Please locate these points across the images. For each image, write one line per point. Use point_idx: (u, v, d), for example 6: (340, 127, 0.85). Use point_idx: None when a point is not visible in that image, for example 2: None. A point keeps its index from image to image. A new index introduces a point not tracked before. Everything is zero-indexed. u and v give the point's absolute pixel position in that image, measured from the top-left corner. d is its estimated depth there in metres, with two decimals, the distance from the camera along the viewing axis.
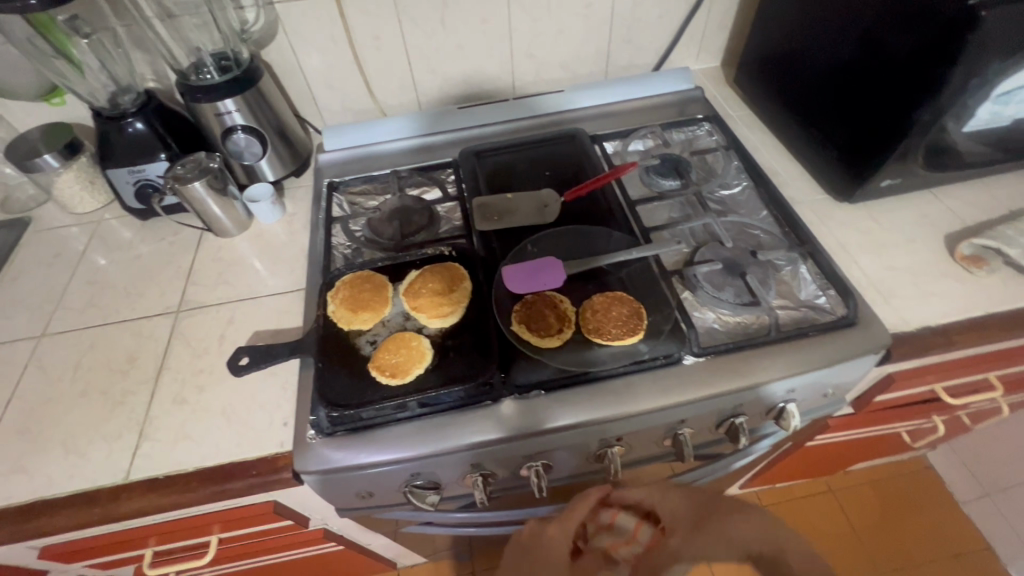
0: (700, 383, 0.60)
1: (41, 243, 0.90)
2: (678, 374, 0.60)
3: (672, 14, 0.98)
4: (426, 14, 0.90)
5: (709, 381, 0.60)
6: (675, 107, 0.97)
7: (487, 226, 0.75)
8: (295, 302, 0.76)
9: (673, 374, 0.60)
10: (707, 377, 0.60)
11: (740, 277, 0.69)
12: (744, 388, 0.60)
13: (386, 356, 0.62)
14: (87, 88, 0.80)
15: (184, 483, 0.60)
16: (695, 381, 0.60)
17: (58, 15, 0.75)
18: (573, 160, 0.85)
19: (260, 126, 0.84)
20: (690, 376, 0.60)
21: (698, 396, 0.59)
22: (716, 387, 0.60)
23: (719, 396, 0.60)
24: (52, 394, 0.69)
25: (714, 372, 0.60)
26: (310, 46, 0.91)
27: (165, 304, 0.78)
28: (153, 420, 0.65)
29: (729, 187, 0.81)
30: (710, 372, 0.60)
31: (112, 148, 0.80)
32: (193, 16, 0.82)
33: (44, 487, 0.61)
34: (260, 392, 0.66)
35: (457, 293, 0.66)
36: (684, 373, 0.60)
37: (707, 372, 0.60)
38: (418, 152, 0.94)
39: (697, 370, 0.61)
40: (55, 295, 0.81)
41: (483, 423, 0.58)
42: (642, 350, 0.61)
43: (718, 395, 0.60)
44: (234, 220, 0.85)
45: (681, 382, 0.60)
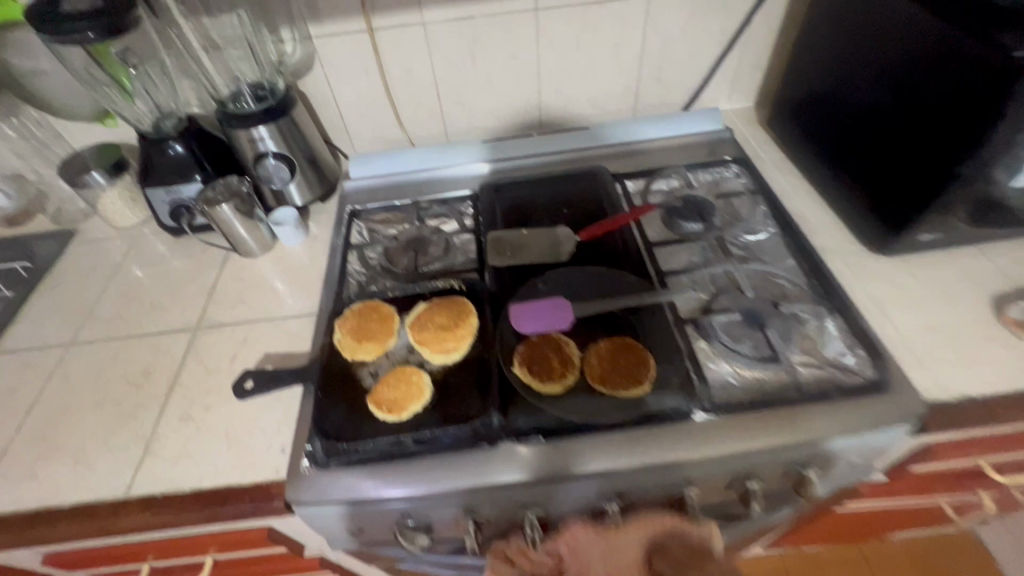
0: (709, 440, 0.56)
1: (82, 254, 0.95)
2: (684, 428, 0.57)
3: (702, 55, 0.97)
4: (456, 50, 0.92)
5: (718, 441, 0.56)
6: (703, 147, 0.95)
7: (499, 261, 0.74)
8: (307, 327, 0.76)
9: (681, 431, 0.57)
10: (720, 435, 0.57)
11: (759, 329, 0.65)
12: (755, 448, 0.57)
13: (385, 391, 0.61)
14: (134, 113, 0.86)
15: (179, 503, 0.61)
16: (705, 439, 0.56)
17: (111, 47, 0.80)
18: (592, 197, 0.84)
19: (291, 152, 0.87)
20: (699, 434, 0.57)
21: (706, 452, 0.56)
22: (726, 445, 0.56)
23: (730, 454, 0.56)
24: (72, 402, 0.72)
25: (726, 431, 0.57)
26: (345, 78, 0.94)
27: (185, 320, 0.81)
28: (159, 436, 0.67)
29: (754, 233, 0.78)
30: (720, 430, 0.57)
31: (153, 169, 0.84)
32: (236, 49, 0.88)
33: (50, 494, 0.63)
34: (262, 416, 0.66)
35: (462, 329, 0.65)
36: (692, 428, 0.57)
37: (718, 430, 0.57)
38: (440, 183, 0.94)
39: (705, 427, 0.57)
40: (88, 305, 0.85)
41: (477, 467, 0.56)
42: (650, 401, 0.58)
43: (729, 454, 0.56)
44: (258, 241, 0.88)
45: (688, 440, 0.56)
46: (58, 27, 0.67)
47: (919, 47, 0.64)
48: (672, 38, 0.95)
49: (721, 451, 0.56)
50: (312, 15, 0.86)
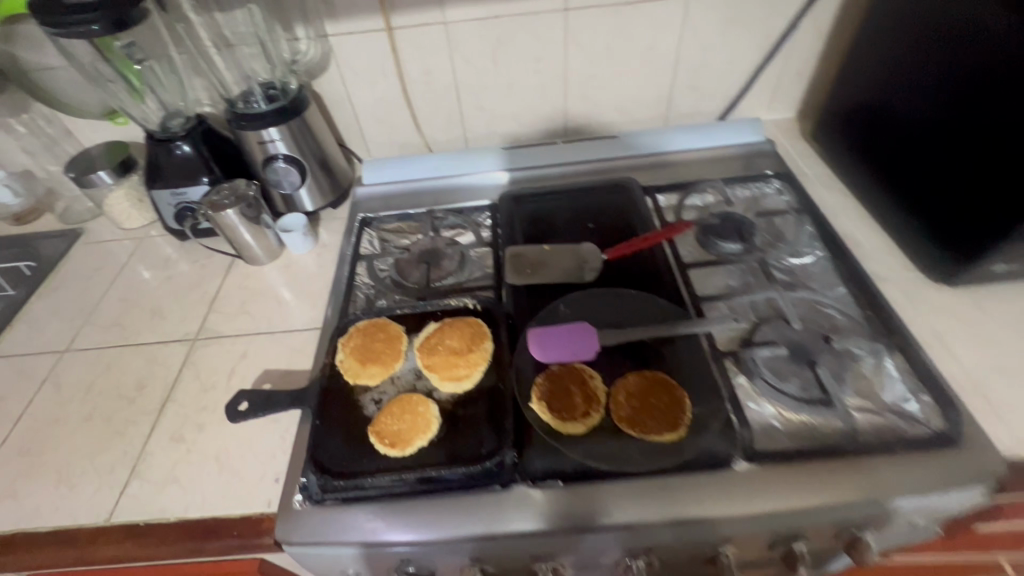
0: (751, 494, 0.49)
1: (86, 255, 0.91)
2: (723, 478, 0.50)
3: (742, 61, 0.91)
4: (479, 52, 0.87)
5: (761, 496, 0.49)
6: (741, 160, 0.88)
7: (518, 279, 0.68)
8: (310, 342, 0.71)
9: (719, 483, 0.50)
10: (763, 489, 0.50)
11: (808, 366, 0.58)
12: (806, 506, 0.49)
13: (387, 421, 0.55)
14: (142, 112, 0.83)
15: (162, 534, 0.56)
16: (746, 492, 0.50)
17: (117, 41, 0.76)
18: (620, 212, 0.78)
19: (302, 156, 0.83)
20: (739, 486, 0.50)
21: (748, 509, 0.49)
22: (772, 502, 0.49)
23: (775, 512, 0.49)
24: (61, 415, 0.68)
25: (771, 485, 0.50)
26: (361, 79, 0.90)
27: (184, 330, 0.76)
28: (147, 457, 0.62)
29: (798, 256, 0.71)
30: (763, 483, 0.50)
31: (160, 170, 0.81)
32: (249, 46, 0.84)
33: (30, 516, 0.59)
34: (256, 440, 0.61)
35: (475, 354, 0.59)
36: (732, 479, 0.50)
37: (761, 483, 0.50)
38: (457, 191, 0.88)
39: (746, 478, 0.50)
40: (87, 310, 0.82)
41: (487, 513, 0.50)
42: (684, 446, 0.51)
43: (774, 512, 0.49)
44: (264, 248, 0.83)
45: (727, 493, 0.50)
46: (61, 20, 0.64)
47: (995, 52, 0.58)
48: (710, 42, 0.88)
49: (765, 508, 0.49)
50: (328, 12, 0.81)
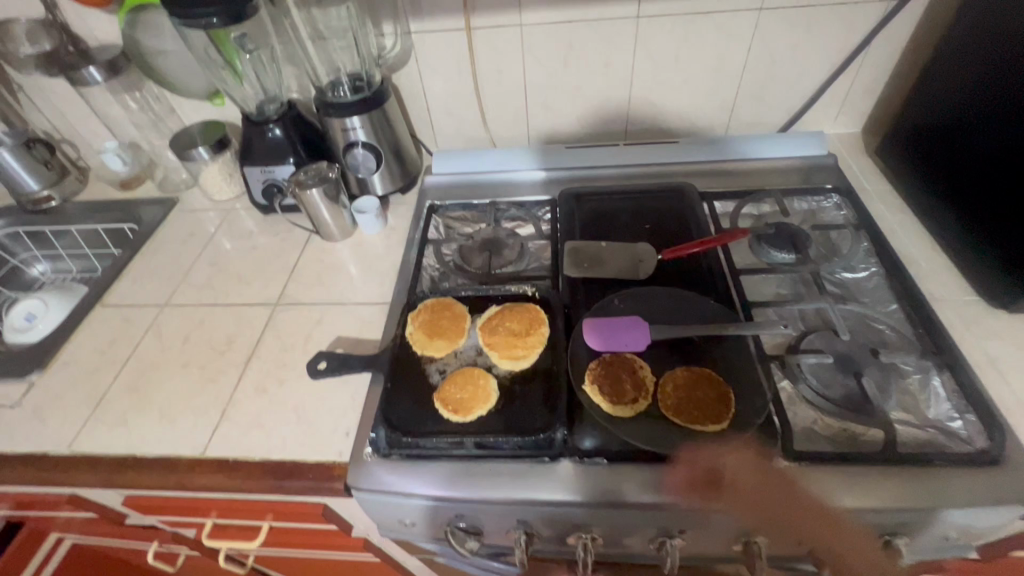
0: (776, 493, 0.53)
1: (181, 222, 1.02)
2: (755, 473, 0.53)
3: (809, 74, 0.92)
4: (551, 54, 0.92)
5: (785, 499, 0.53)
6: (800, 173, 0.89)
7: (575, 271, 0.72)
8: (379, 315, 0.78)
9: (751, 477, 0.53)
10: (790, 493, 0.53)
11: (854, 376, 0.60)
12: (828, 512, 0.52)
13: (452, 390, 0.61)
14: (242, 95, 0.92)
15: (248, 471, 0.64)
16: (774, 492, 0.53)
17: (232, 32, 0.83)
18: (677, 216, 0.81)
19: (379, 143, 0.90)
20: (768, 486, 0.53)
21: (770, 508, 0.53)
22: (795, 505, 0.52)
23: (797, 513, 0.53)
24: (163, 360, 0.77)
25: (799, 492, 0.53)
26: (436, 74, 0.96)
27: (267, 295, 0.85)
28: (235, 403, 0.70)
29: (852, 271, 0.72)
30: (791, 484, 0.53)
31: (253, 148, 0.90)
32: (340, 40, 0.89)
33: (138, 444, 0.68)
34: (331, 398, 0.68)
35: (532, 337, 0.64)
36: (763, 472, 0.53)
37: (790, 486, 0.53)
38: (518, 186, 0.93)
39: (775, 476, 0.53)
40: (182, 270, 0.92)
41: (536, 481, 0.55)
42: (722, 441, 0.55)
43: (797, 514, 0.53)
44: (339, 225, 0.91)
45: (755, 488, 0.53)
46: (188, 12, 0.73)
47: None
48: (780, 54, 0.89)
49: (787, 509, 0.53)
50: (415, 11, 0.88)
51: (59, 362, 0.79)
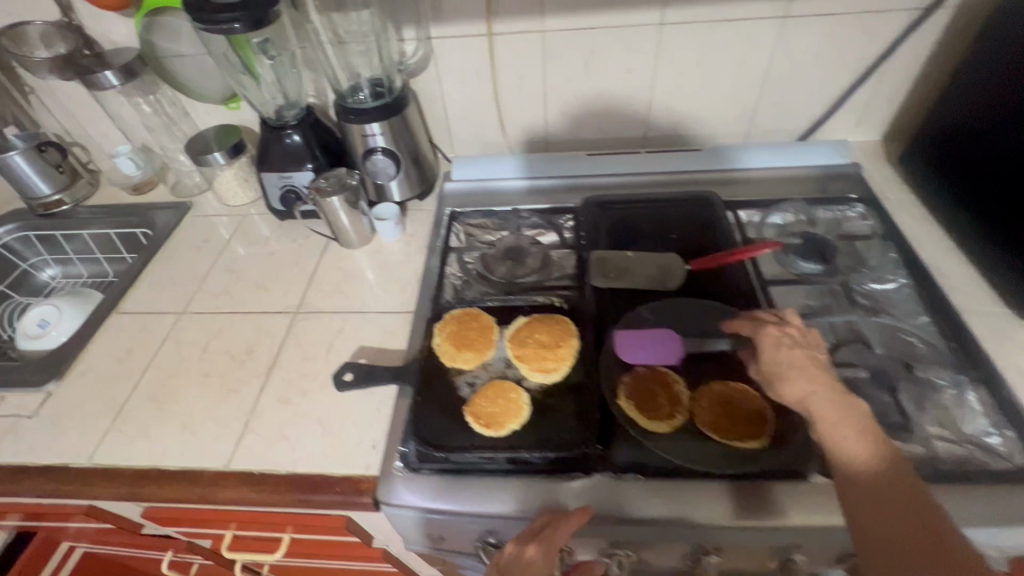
0: (792, 369, 0.50)
1: (195, 227, 1.00)
2: (787, 351, 0.51)
3: (832, 82, 0.91)
4: (571, 61, 0.91)
5: (804, 378, 0.49)
6: (824, 182, 0.88)
7: (603, 282, 0.71)
8: (401, 324, 0.77)
9: (779, 359, 0.51)
10: (818, 376, 0.49)
11: (889, 391, 0.59)
12: (835, 406, 0.48)
13: (483, 404, 0.60)
14: (260, 99, 0.90)
15: (274, 484, 0.63)
16: (794, 368, 0.50)
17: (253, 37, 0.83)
18: (702, 225, 0.80)
19: (398, 149, 0.89)
20: (794, 362, 0.51)
21: (784, 382, 0.50)
22: (812, 387, 0.49)
23: (810, 401, 0.49)
24: (183, 369, 0.76)
25: (817, 375, 0.49)
26: (455, 80, 0.95)
27: (287, 303, 0.84)
28: (258, 415, 0.69)
29: (880, 282, 0.72)
30: (825, 376, 0.49)
31: (270, 154, 0.89)
32: (359, 44, 0.90)
33: (160, 456, 0.67)
34: (356, 410, 0.67)
35: (563, 349, 0.63)
36: (801, 352, 0.51)
37: (811, 364, 0.50)
38: (538, 194, 0.92)
39: (812, 358, 0.51)
40: (198, 277, 0.90)
41: (573, 497, 0.54)
42: (772, 325, 0.54)
43: (807, 397, 0.49)
44: (358, 232, 0.90)
45: (778, 362, 0.51)
46: (211, 18, 0.72)
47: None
48: (803, 61, 0.89)
49: (796, 390, 0.49)
50: (436, 16, 0.87)
51: (76, 371, 0.78)
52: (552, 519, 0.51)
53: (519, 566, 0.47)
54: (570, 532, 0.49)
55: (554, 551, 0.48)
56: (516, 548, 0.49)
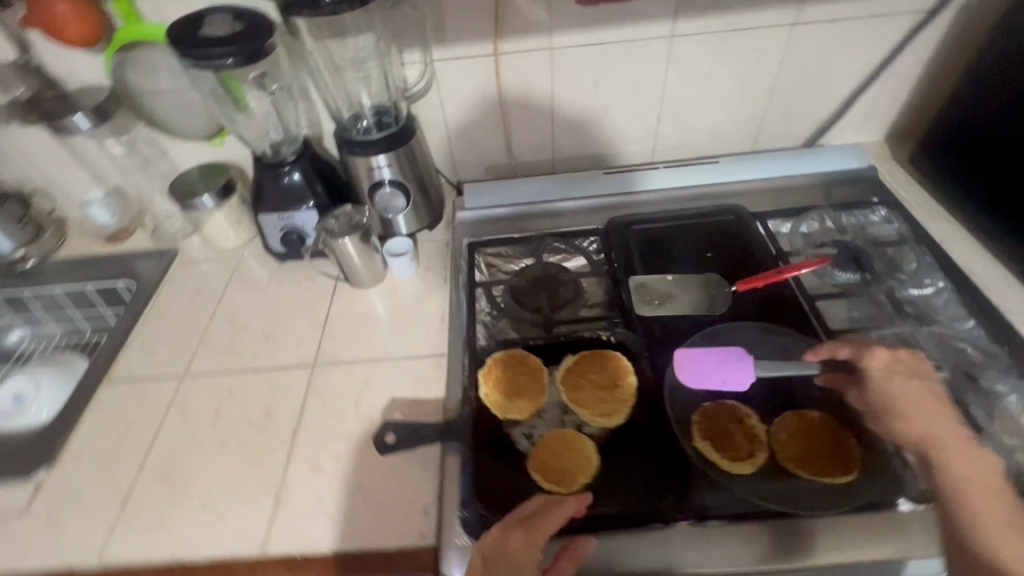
0: (897, 388, 0.51)
1: (183, 276, 0.92)
2: (902, 381, 0.51)
3: (839, 86, 0.91)
4: (579, 77, 0.88)
5: (924, 416, 0.48)
6: (843, 187, 0.88)
7: (647, 309, 0.69)
8: (433, 370, 0.72)
9: (893, 388, 0.51)
10: (938, 412, 0.49)
11: (957, 404, 0.58)
12: (937, 418, 0.48)
13: (547, 459, 0.56)
14: (248, 129, 0.85)
15: (320, 567, 0.56)
16: (910, 402, 0.49)
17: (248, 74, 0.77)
18: (734, 242, 0.78)
19: (405, 179, 0.84)
20: (910, 395, 0.50)
21: (901, 418, 0.49)
22: (933, 428, 0.48)
23: (930, 440, 0.47)
24: (194, 441, 0.69)
25: (926, 396, 0.50)
26: (459, 103, 0.90)
27: (301, 356, 0.77)
28: (289, 487, 0.63)
29: (919, 287, 0.71)
30: (950, 415, 0.49)
31: (265, 193, 0.82)
32: (356, 71, 0.85)
33: (182, 546, 0.59)
34: (400, 473, 0.62)
35: (623, 390, 0.60)
36: (917, 384, 0.51)
37: (920, 385, 0.50)
38: (557, 217, 0.89)
39: (933, 393, 0.50)
40: (196, 333, 0.82)
41: (655, 552, 0.49)
42: (881, 347, 0.53)
43: (925, 438, 0.48)
44: (370, 271, 0.83)
45: (890, 392, 0.51)
46: (200, 53, 0.65)
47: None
48: (812, 67, 0.88)
49: (915, 428, 0.48)
50: (439, 39, 0.82)
51: (70, 454, 0.70)
52: (548, 503, 0.51)
53: (506, 555, 0.46)
54: (562, 518, 0.49)
55: (541, 537, 0.47)
56: (502, 533, 0.48)
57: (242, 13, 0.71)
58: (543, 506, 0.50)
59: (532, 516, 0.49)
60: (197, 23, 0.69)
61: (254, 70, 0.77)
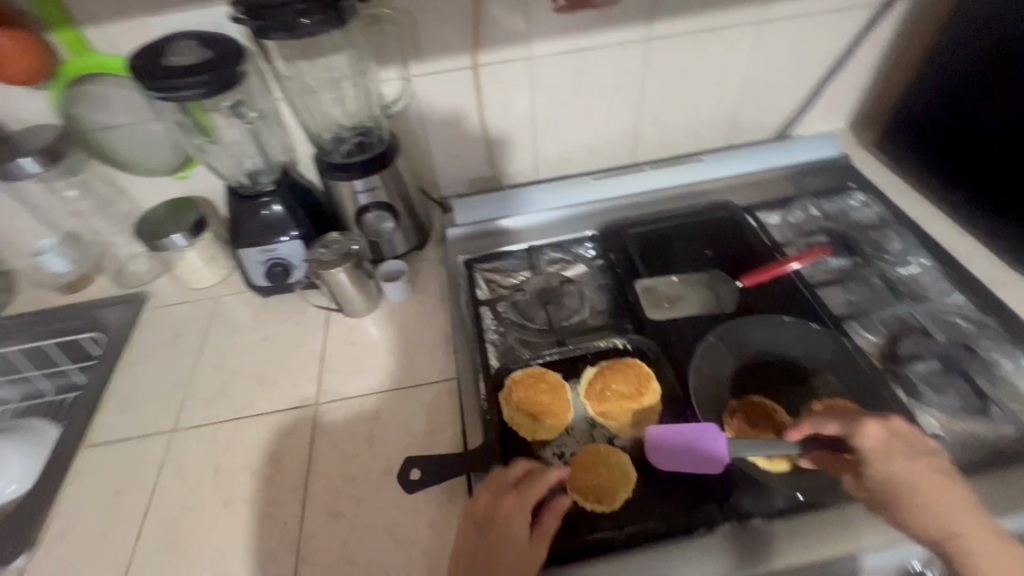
0: (902, 469, 0.45)
1: (157, 322, 0.85)
2: (906, 460, 0.45)
3: (805, 78, 0.94)
4: (559, 85, 0.88)
5: (934, 497, 0.43)
6: (820, 175, 0.91)
7: (659, 314, 0.70)
8: (446, 397, 0.69)
9: (902, 472, 0.44)
10: (949, 495, 0.43)
11: (961, 376, 0.61)
12: (947, 497, 0.43)
13: (583, 478, 0.56)
14: (222, 160, 0.82)
15: None
16: (918, 483, 0.44)
17: (222, 102, 0.74)
18: (730, 238, 0.80)
19: (391, 200, 0.81)
20: (917, 475, 0.44)
21: (910, 504, 0.43)
22: (945, 513, 0.42)
23: (951, 532, 0.41)
24: (195, 501, 0.64)
25: (930, 472, 0.44)
26: (439, 118, 0.88)
27: (301, 395, 0.73)
28: (308, 539, 0.59)
29: (906, 267, 0.75)
30: (970, 499, 0.43)
31: (243, 227, 0.77)
32: (329, 92, 0.83)
33: None
34: (428, 510, 0.59)
35: (647, 397, 0.60)
36: (924, 464, 0.45)
37: (922, 462, 0.45)
38: (550, 226, 0.87)
39: (937, 469, 0.45)
40: (180, 382, 0.76)
41: (703, 559, 0.49)
42: (875, 420, 0.47)
43: (945, 530, 0.42)
44: (365, 299, 0.80)
45: (895, 476, 0.45)
46: (167, 84, 0.60)
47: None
48: (779, 62, 0.91)
49: (934, 523, 0.42)
50: (416, 54, 0.80)
51: (53, 533, 0.63)
52: (533, 471, 0.53)
53: (499, 516, 0.49)
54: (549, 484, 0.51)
55: (531, 500, 0.51)
56: (496, 496, 0.51)
57: (210, 40, 0.67)
58: (534, 471, 0.53)
59: (523, 478, 0.52)
60: (160, 53, 0.64)
61: (227, 96, 0.74)
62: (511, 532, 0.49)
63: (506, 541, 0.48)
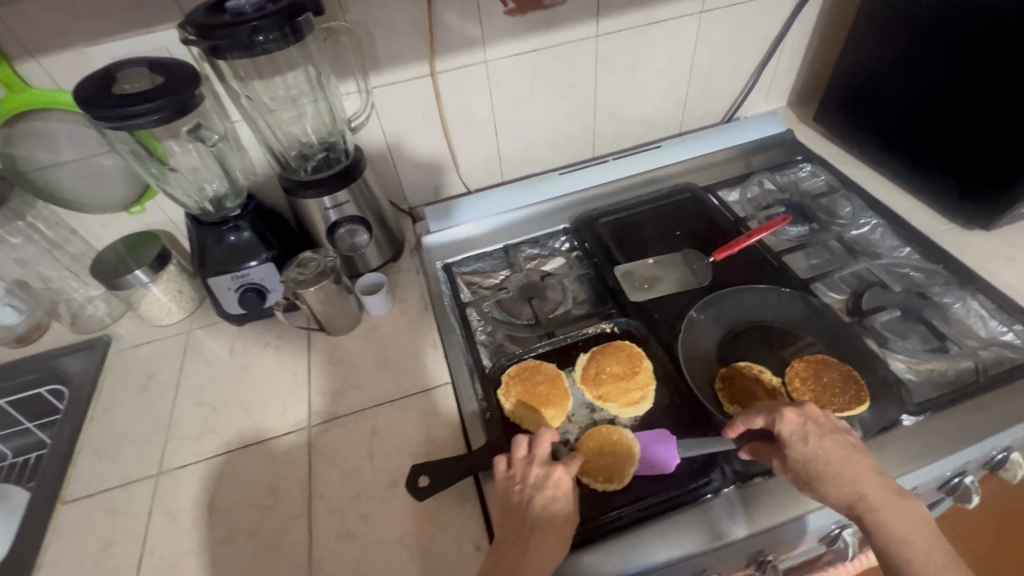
0: (818, 449, 0.49)
1: (125, 365, 0.81)
2: (818, 441, 0.49)
3: (745, 63, 1.00)
4: (516, 86, 0.89)
5: (844, 470, 0.48)
6: (769, 151, 0.96)
7: (640, 296, 0.72)
8: (443, 401, 0.69)
9: (814, 451, 0.49)
10: (857, 466, 0.48)
11: (920, 321, 0.66)
12: (856, 469, 0.48)
13: (590, 460, 0.57)
14: (181, 186, 0.78)
15: None
16: (832, 461, 0.48)
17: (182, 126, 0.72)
18: (697, 217, 0.83)
19: (363, 213, 0.80)
20: (830, 454, 0.49)
21: (824, 480, 0.48)
22: (855, 483, 0.47)
23: (860, 498, 0.46)
24: (192, 543, 0.61)
25: (839, 448, 0.49)
26: (401, 127, 0.88)
27: (292, 420, 0.71)
28: (318, 564, 0.57)
29: (858, 228, 0.80)
30: (870, 464, 0.48)
31: (208, 255, 0.74)
32: (289, 110, 0.82)
33: None
34: (440, 515, 0.59)
35: (642, 374, 0.63)
36: (833, 442, 0.50)
37: (833, 439, 0.50)
38: (523, 225, 0.88)
39: (845, 445, 0.49)
40: (158, 424, 0.73)
41: (712, 522, 0.52)
42: (790, 408, 0.52)
43: (856, 497, 0.46)
44: (346, 315, 0.79)
45: (812, 456, 0.49)
46: (118, 112, 0.58)
47: (995, 13, 0.68)
48: (720, 50, 0.96)
49: (845, 489, 0.47)
50: (373, 66, 0.80)
51: None
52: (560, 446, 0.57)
53: (549, 480, 0.52)
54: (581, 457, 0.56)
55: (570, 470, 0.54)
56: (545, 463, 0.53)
57: (159, 65, 0.65)
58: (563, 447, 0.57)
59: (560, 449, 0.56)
60: (107, 82, 0.62)
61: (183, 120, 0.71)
62: (559, 495, 0.52)
63: (556, 500, 0.51)
